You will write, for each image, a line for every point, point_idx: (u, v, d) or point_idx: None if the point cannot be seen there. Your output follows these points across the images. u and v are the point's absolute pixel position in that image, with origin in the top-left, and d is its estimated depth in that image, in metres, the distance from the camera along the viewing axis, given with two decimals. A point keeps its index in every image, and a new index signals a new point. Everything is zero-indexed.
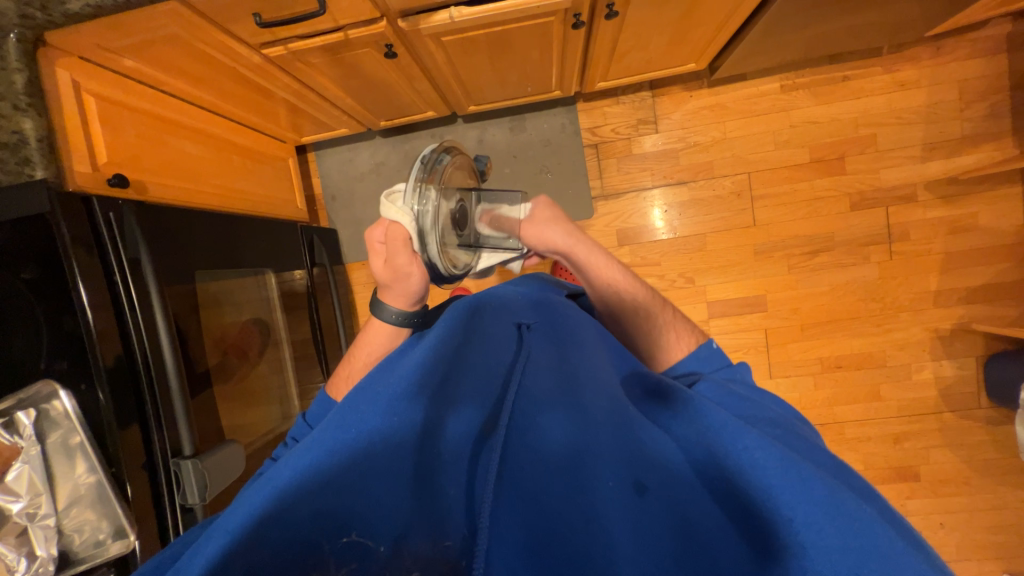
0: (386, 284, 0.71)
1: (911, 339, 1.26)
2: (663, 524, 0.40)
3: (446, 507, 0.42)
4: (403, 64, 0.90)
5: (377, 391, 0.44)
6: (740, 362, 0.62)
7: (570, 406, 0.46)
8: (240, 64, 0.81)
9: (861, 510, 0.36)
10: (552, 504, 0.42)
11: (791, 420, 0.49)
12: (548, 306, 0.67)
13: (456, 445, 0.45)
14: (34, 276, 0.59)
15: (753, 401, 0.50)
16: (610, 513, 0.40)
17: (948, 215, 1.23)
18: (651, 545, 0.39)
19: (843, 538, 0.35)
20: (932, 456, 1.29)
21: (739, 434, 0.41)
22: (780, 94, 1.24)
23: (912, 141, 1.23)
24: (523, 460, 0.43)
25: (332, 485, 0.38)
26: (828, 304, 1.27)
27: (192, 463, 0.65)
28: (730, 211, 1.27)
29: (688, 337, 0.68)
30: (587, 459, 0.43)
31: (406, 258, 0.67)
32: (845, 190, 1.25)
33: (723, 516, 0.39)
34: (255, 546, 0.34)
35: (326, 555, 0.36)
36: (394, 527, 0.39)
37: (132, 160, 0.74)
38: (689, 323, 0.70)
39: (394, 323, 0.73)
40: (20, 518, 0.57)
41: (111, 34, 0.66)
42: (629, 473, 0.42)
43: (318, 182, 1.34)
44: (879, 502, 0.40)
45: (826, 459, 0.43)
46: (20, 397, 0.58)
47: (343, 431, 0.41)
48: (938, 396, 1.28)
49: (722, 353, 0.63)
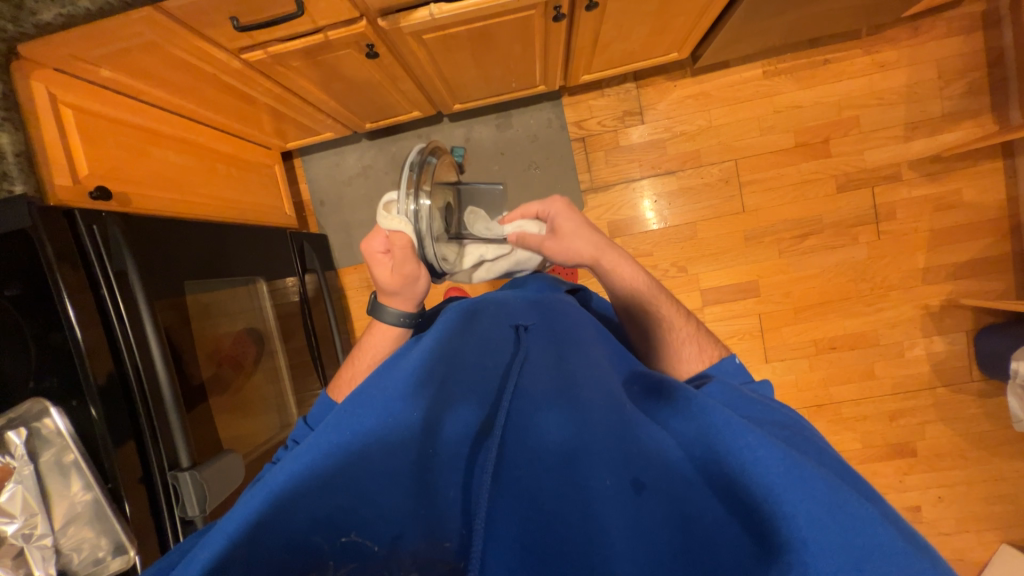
0: (390, 291, 0.69)
1: (902, 317, 1.28)
2: (662, 521, 0.39)
3: (443, 507, 0.42)
4: (385, 64, 0.90)
5: (375, 396, 0.45)
6: (763, 379, 0.58)
7: (566, 407, 0.47)
8: (220, 70, 0.80)
9: (868, 512, 0.35)
10: (547, 503, 0.42)
11: (803, 422, 0.47)
12: (547, 307, 0.67)
13: (453, 448, 0.44)
14: (17, 293, 0.58)
15: (764, 402, 0.49)
16: (604, 511, 0.40)
17: (933, 192, 1.25)
18: (643, 540, 0.39)
19: (844, 536, 0.34)
20: (928, 431, 1.31)
21: (742, 430, 0.40)
22: (762, 80, 1.25)
23: (894, 121, 1.24)
24: (518, 459, 0.44)
25: (330, 484, 0.38)
26: (819, 286, 1.28)
27: (190, 475, 0.64)
28: (719, 198, 1.28)
29: (711, 350, 0.65)
30: (581, 458, 0.43)
31: (414, 265, 0.67)
32: (831, 172, 1.26)
33: (722, 512, 0.38)
34: (251, 547, 0.34)
35: (325, 556, 0.36)
36: (393, 525, 0.39)
37: (115, 172, 0.73)
38: (713, 337, 0.68)
39: (396, 324, 0.72)
40: (16, 539, 0.56)
41: (85, 42, 0.65)
42: (626, 472, 0.41)
43: (306, 187, 1.33)
44: (882, 503, 0.38)
45: (834, 460, 0.41)
46: (11, 416, 0.57)
47: (338, 434, 0.41)
48: (931, 372, 1.29)
49: (745, 369, 0.60)
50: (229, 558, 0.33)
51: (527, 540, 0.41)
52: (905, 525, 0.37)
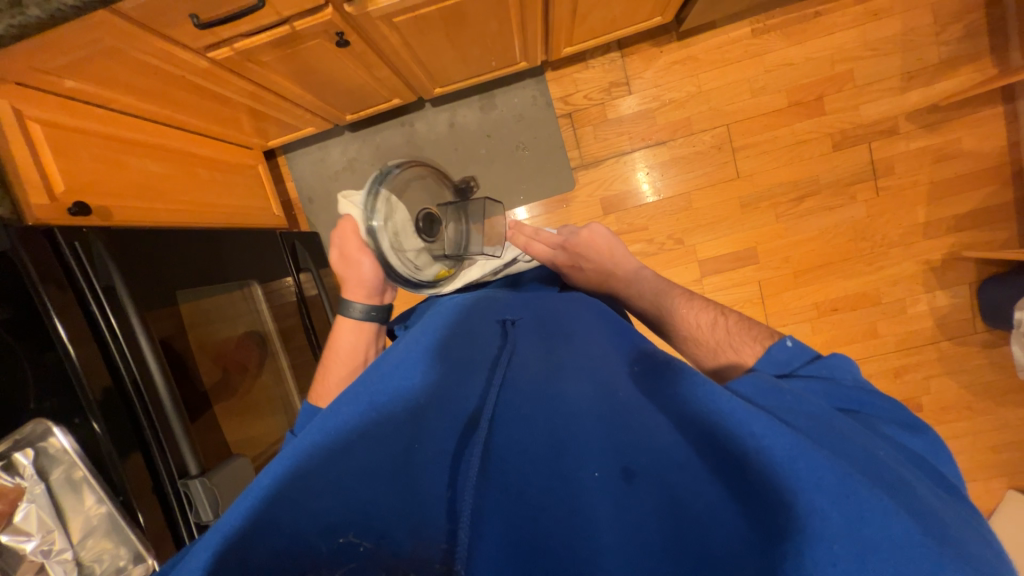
0: (342, 276, 0.76)
1: (904, 274, 1.26)
2: (650, 508, 0.37)
3: (428, 508, 0.37)
4: (358, 51, 0.87)
5: (359, 393, 0.47)
6: (831, 354, 0.50)
7: (554, 398, 0.45)
8: (188, 70, 0.78)
9: (873, 497, 0.34)
10: (536, 497, 0.38)
11: (834, 415, 0.43)
12: (537, 305, 0.67)
13: (438, 444, 0.42)
14: (10, 317, 0.57)
15: (791, 390, 0.44)
16: (596, 503, 0.37)
17: (932, 144, 1.21)
18: (635, 531, 0.36)
19: (848, 526, 0.33)
20: (932, 385, 1.31)
21: (748, 417, 0.39)
22: (751, 38, 1.21)
23: (889, 72, 1.20)
24: (508, 452, 0.41)
25: (313, 485, 0.38)
26: (818, 248, 1.27)
27: (200, 482, 0.65)
28: (711, 165, 1.25)
29: (756, 338, 0.59)
30: (571, 447, 0.41)
31: (357, 247, 0.73)
32: (826, 131, 1.23)
33: (716, 497, 0.37)
34: (246, 550, 0.35)
35: (321, 562, 0.34)
36: (381, 523, 0.36)
37: (92, 186, 0.72)
38: (761, 329, 0.60)
39: (360, 319, 0.75)
40: (36, 556, 0.57)
41: (43, 54, 0.63)
42: (616, 460, 0.39)
43: (292, 185, 1.31)
44: (909, 493, 0.36)
45: (859, 449, 0.39)
46: (15, 438, 0.57)
47: (321, 434, 0.43)
48: (934, 326, 1.29)
49: (802, 347, 0.52)
50: (226, 558, 0.34)
51: (518, 539, 0.36)
52: (927, 514, 0.35)
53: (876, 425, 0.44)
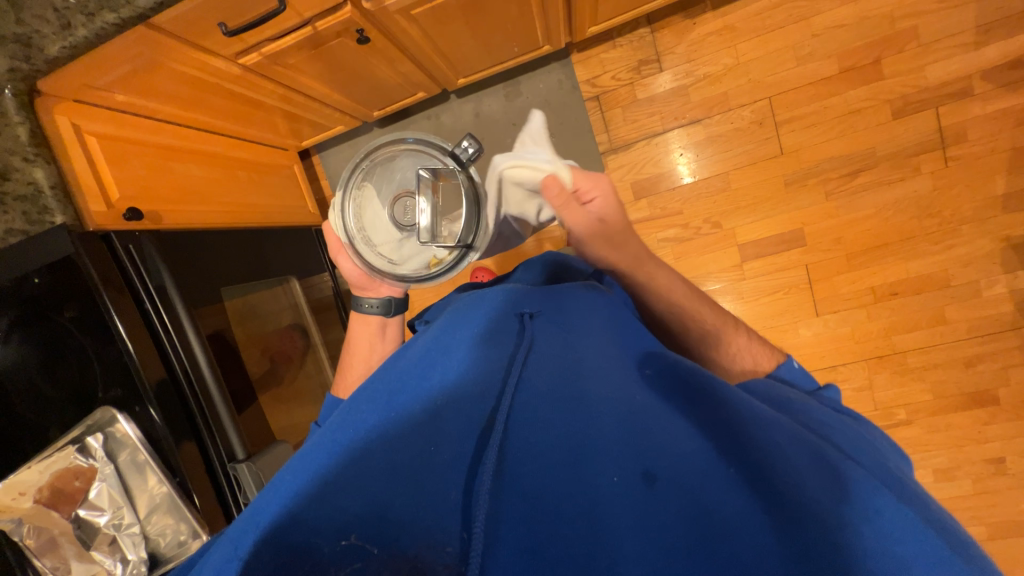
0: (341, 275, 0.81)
1: (977, 254, 1.14)
2: (673, 515, 0.36)
3: (443, 512, 0.38)
4: (379, 47, 0.87)
5: (377, 396, 0.48)
6: (829, 386, 0.60)
7: (572, 400, 0.44)
8: (222, 78, 0.82)
9: (894, 510, 0.36)
10: (552, 502, 0.38)
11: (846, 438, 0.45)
12: (554, 293, 0.63)
13: (456, 445, 0.42)
14: (75, 313, 0.62)
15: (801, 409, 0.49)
16: (615, 508, 0.37)
17: (1014, 104, 1.08)
18: (656, 538, 0.35)
19: (877, 540, 0.34)
20: (1012, 376, 1.18)
21: (768, 431, 0.41)
22: (796, 0, 1.11)
23: (962, 25, 1.07)
24: (525, 453, 0.40)
25: (331, 483, 0.38)
26: (875, 227, 1.16)
27: (246, 465, 0.70)
28: (751, 142, 1.17)
29: (765, 356, 0.64)
30: (590, 451, 0.40)
31: (335, 245, 0.76)
32: (885, 97, 1.11)
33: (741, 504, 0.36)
34: (259, 547, 0.35)
35: (325, 558, 0.34)
36: (395, 525, 0.36)
37: (143, 192, 0.77)
38: (768, 344, 0.66)
39: (373, 310, 0.77)
40: (108, 529, 0.64)
41: (94, 72, 0.68)
42: (636, 464, 0.39)
43: (325, 183, 1.36)
44: (924, 508, 0.38)
45: (871, 465, 0.41)
46: (88, 423, 0.63)
47: (342, 434, 0.44)
48: (1015, 311, 1.15)
49: (809, 376, 0.61)
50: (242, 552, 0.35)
51: (535, 542, 0.35)
52: (945, 529, 0.36)
53: (881, 447, 0.47)
